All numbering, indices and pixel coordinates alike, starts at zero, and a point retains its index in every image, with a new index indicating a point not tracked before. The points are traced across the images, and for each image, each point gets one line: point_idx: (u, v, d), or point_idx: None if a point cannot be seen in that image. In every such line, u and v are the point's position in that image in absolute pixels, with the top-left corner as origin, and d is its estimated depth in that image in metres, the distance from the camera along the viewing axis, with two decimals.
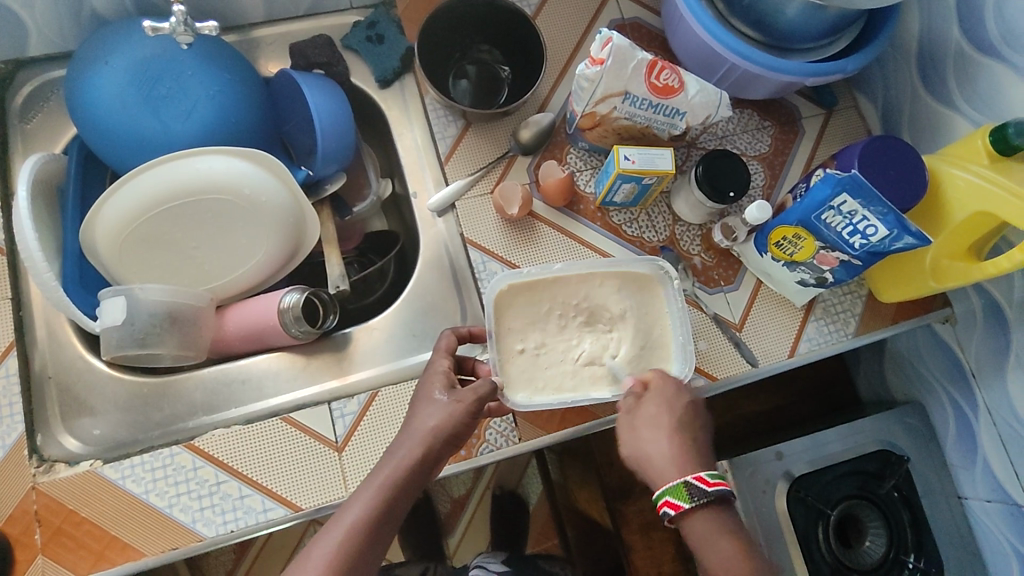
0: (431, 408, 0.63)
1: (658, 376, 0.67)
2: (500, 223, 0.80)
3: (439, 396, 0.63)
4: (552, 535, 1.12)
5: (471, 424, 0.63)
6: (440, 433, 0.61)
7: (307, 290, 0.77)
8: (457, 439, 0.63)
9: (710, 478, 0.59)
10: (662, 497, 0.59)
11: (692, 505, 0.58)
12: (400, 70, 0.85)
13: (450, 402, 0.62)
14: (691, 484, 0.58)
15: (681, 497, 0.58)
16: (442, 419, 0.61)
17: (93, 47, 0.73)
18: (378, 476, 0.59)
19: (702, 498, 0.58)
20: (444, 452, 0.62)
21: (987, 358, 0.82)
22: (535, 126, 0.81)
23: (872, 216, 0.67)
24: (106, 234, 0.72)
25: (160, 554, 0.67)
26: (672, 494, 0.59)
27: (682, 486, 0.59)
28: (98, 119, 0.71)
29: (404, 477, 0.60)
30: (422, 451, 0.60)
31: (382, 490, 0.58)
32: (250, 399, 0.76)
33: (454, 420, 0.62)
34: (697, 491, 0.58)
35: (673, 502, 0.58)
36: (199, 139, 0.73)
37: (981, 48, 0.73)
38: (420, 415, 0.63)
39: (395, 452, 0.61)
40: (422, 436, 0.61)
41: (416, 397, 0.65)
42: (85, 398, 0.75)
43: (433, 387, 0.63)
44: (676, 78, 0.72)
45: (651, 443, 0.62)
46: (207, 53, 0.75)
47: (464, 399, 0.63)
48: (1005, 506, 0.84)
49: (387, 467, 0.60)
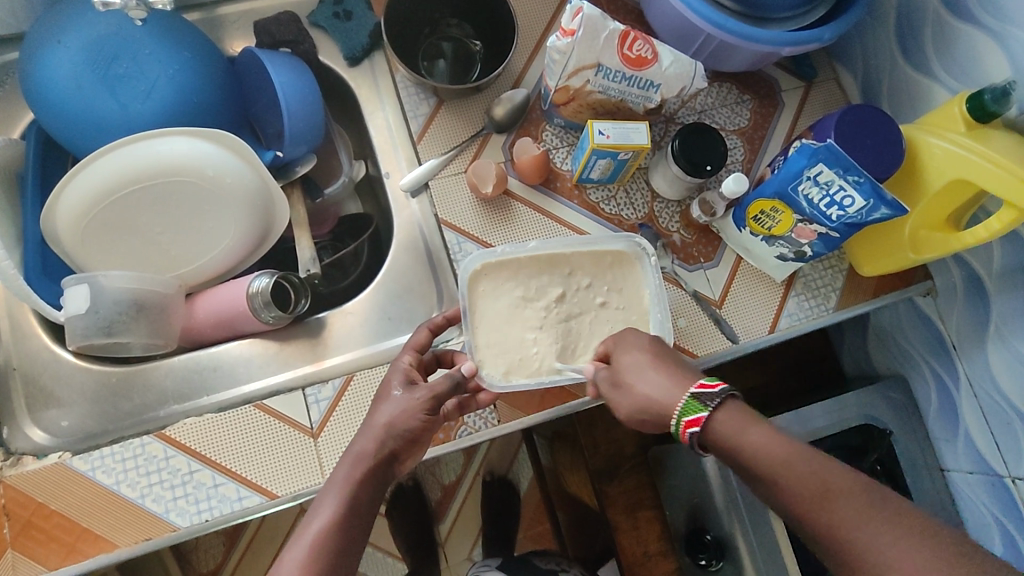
0: (387, 403, 0.62)
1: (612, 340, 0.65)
2: (474, 202, 0.78)
3: (396, 392, 0.63)
4: (544, 519, 1.17)
5: (429, 420, 0.62)
6: (392, 429, 0.60)
7: (277, 275, 0.75)
8: (414, 437, 0.61)
9: (712, 382, 0.57)
10: (680, 421, 0.56)
11: (709, 413, 0.55)
12: (370, 47, 0.83)
13: (405, 397, 0.62)
14: (697, 393, 0.56)
15: (695, 409, 0.55)
16: (396, 414, 0.61)
17: (46, 26, 0.70)
18: (342, 474, 0.59)
19: (714, 401, 0.55)
20: (401, 449, 0.61)
21: (969, 330, 0.82)
22: (509, 103, 0.79)
23: (849, 186, 0.66)
24: (65, 221, 0.70)
25: (134, 545, 0.66)
26: (686, 412, 0.56)
27: (690, 398, 0.56)
28: (53, 101, 0.69)
29: (368, 473, 0.59)
30: (375, 446, 0.59)
31: (347, 487, 0.58)
32: (223, 386, 0.75)
33: (409, 416, 0.61)
34: (705, 396, 0.55)
35: (691, 419, 0.55)
36: (160, 120, 0.71)
37: (959, 15, 0.71)
38: (379, 410, 0.62)
39: (352, 450, 0.60)
40: (375, 432, 0.60)
41: (376, 395, 0.64)
42: (52, 389, 0.73)
43: (391, 384, 0.62)
44: (649, 49, 0.70)
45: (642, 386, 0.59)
46: (164, 30, 0.72)
47: (421, 395, 0.61)
48: (986, 478, 0.84)
49: (349, 464, 0.59)
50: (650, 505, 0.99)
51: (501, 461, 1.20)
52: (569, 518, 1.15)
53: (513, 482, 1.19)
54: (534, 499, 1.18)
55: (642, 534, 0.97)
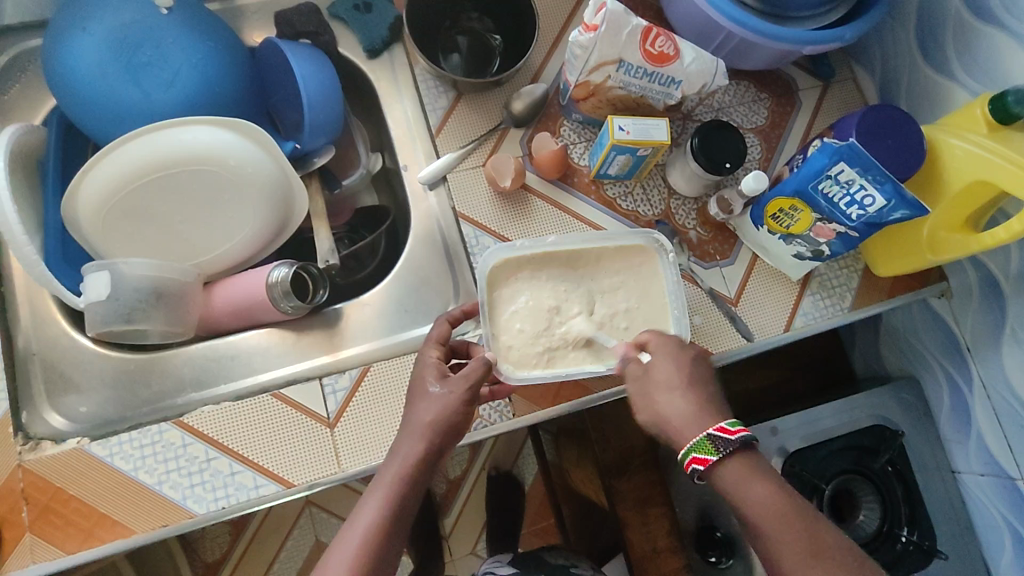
0: (427, 401, 0.62)
1: (654, 337, 0.64)
2: (492, 196, 0.78)
3: (433, 388, 0.63)
4: (549, 515, 1.20)
5: (469, 413, 0.62)
6: (438, 426, 0.61)
7: (296, 265, 0.75)
8: (457, 430, 0.62)
9: (732, 427, 0.57)
10: (688, 454, 0.57)
11: (719, 457, 0.56)
12: (389, 40, 0.84)
13: (444, 394, 0.62)
14: (714, 437, 0.56)
15: (706, 451, 0.56)
16: (440, 412, 0.61)
17: (71, 13, 0.70)
18: (388, 474, 0.60)
19: (727, 448, 0.56)
20: (446, 443, 0.62)
21: (984, 332, 0.81)
22: (528, 97, 0.79)
23: (870, 185, 0.66)
24: (87, 209, 0.70)
25: (151, 532, 0.66)
26: (697, 450, 0.57)
27: (706, 439, 0.56)
28: (77, 88, 0.69)
29: (413, 472, 0.60)
30: (425, 446, 0.60)
31: (392, 487, 0.59)
32: (239, 375, 0.75)
33: (450, 411, 0.61)
34: (721, 442, 0.56)
35: (700, 457, 0.56)
36: (182, 109, 0.71)
37: (982, 16, 0.71)
38: (416, 408, 0.63)
39: (399, 451, 0.61)
40: (422, 431, 0.61)
41: (411, 391, 0.65)
42: (71, 375, 0.74)
43: (427, 380, 0.63)
44: (671, 45, 0.70)
45: (658, 402, 0.60)
46: (188, 19, 0.72)
47: (457, 389, 0.62)
48: (998, 480, 0.84)
49: (396, 464, 0.60)
50: (660, 503, 0.96)
51: (505, 458, 1.21)
52: (572, 512, 1.14)
53: (517, 477, 1.21)
54: (538, 499, 1.21)
55: (651, 530, 0.95)
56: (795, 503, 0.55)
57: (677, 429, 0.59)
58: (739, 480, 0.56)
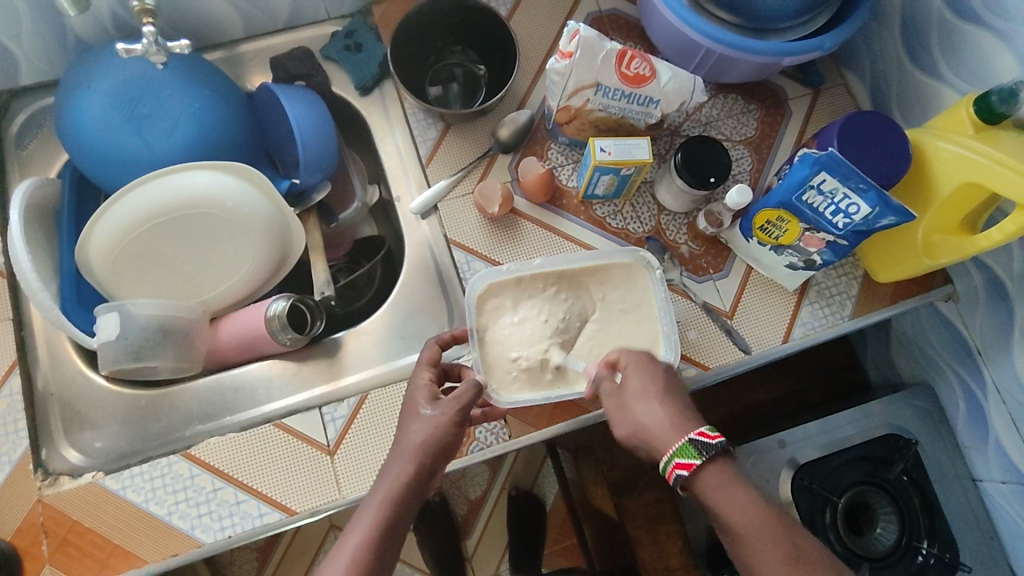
0: (418, 423, 0.63)
1: (620, 354, 0.66)
2: (482, 221, 0.80)
3: (424, 410, 0.64)
4: (571, 534, 1.18)
5: (459, 433, 0.63)
6: (428, 447, 0.62)
7: (293, 298, 0.78)
8: (448, 450, 0.63)
9: (712, 432, 0.58)
10: (670, 460, 0.58)
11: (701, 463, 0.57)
12: (379, 77, 0.87)
13: (435, 415, 0.63)
14: (694, 439, 0.58)
15: (688, 455, 0.57)
16: (429, 434, 0.62)
17: (78, 73, 0.75)
18: (379, 496, 0.60)
19: (709, 453, 0.57)
20: (437, 464, 0.62)
21: (993, 336, 0.79)
22: (513, 124, 0.81)
23: (853, 194, 0.66)
24: (98, 254, 0.74)
25: (162, 561, 0.68)
26: (679, 455, 0.58)
27: (688, 443, 0.57)
28: (85, 142, 0.74)
29: (404, 494, 0.60)
30: (414, 468, 0.61)
31: (383, 509, 0.59)
32: (245, 406, 0.78)
33: (441, 432, 0.62)
34: (703, 447, 0.57)
35: (683, 463, 0.57)
36: (183, 155, 0.76)
37: (964, 16, 0.71)
38: (408, 430, 0.63)
39: (388, 473, 0.62)
40: (411, 453, 0.62)
41: (403, 414, 0.65)
42: (87, 412, 0.78)
43: (418, 403, 0.64)
44: (646, 66, 0.72)
45: (637, 423, 0.62)
46: (185, 72, 0.77)
47: (448, 410, 0.63)
48: (1021, 488, 0.81)
49: (386, 486, 0.60)
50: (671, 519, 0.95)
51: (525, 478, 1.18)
52: (594, 531, 1.11)
53: (537, 497, 1.18)
54: (558, 518, 1.18)
55: (663, 549, 0.93)
56: (776, 521, 0.57)
57: (662, 446, 0.59)
58: (715, 491, 0.57)
